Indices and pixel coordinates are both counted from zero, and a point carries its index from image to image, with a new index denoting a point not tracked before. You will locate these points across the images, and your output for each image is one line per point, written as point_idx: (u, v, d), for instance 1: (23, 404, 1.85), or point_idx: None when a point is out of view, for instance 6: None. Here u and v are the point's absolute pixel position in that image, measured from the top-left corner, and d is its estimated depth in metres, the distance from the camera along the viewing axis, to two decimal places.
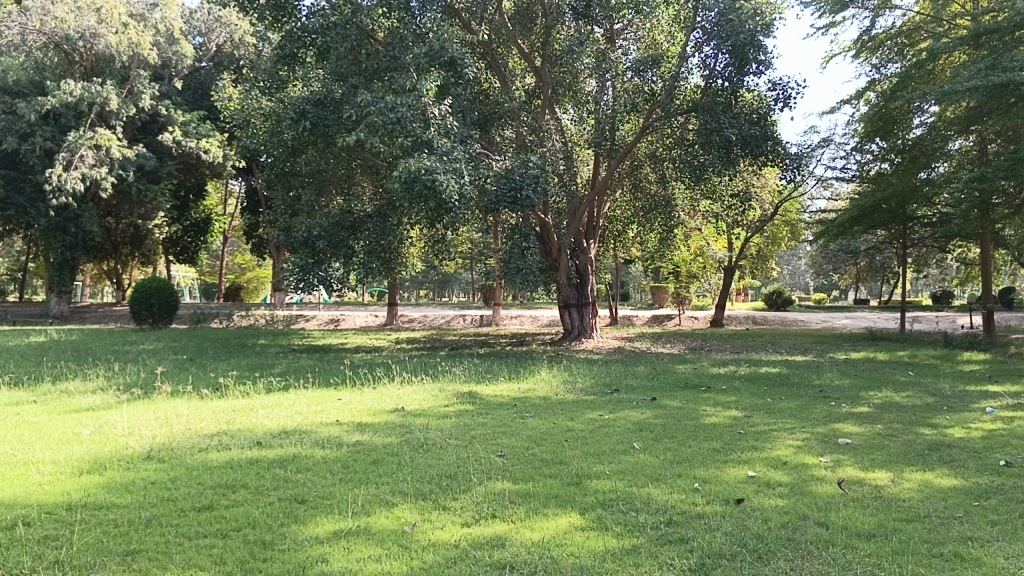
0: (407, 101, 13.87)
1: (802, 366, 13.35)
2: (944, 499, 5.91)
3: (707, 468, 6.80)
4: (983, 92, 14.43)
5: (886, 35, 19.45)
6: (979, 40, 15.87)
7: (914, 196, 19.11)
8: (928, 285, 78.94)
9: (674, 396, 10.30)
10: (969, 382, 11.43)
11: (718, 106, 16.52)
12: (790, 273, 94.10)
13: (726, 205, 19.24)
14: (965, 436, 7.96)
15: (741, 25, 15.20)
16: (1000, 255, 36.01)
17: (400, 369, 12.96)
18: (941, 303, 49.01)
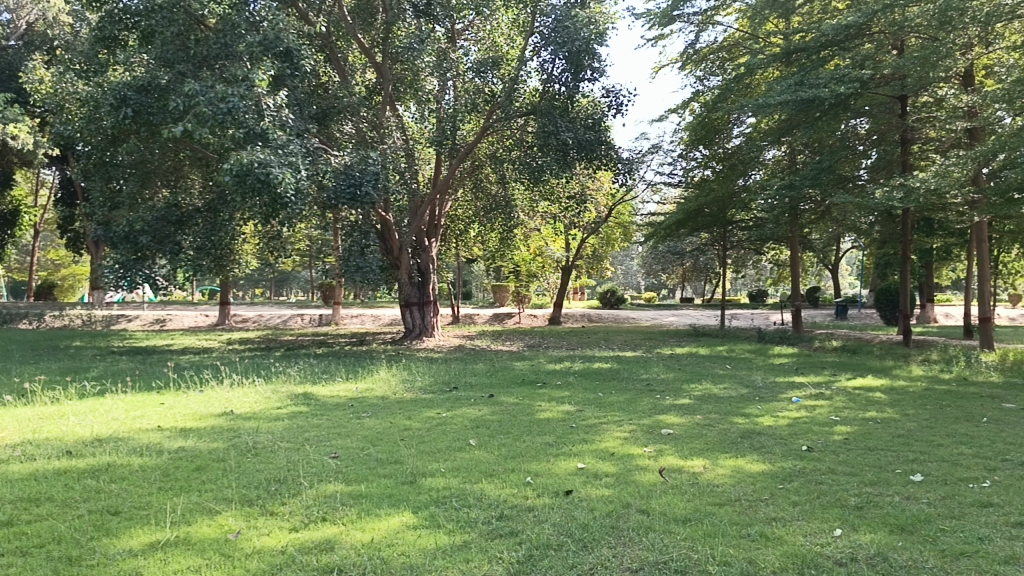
0: (239, 91, 13.28)
1: (631, 362, 13.92)
2: (753, 483, 6.36)
3: (538, 462, 6.97)
4: (793, 106, 15.66)
5: (709, 49, 20.55)
6: (790, 58, 17.03)
7: (732, 201, 20.51)
8: (745, 284, 84.74)
9: (510, 393, 10.48)
10: (778, 374, 12.35)
11: (555, 110, 16.98)
12: (624, 272, 98.27)
13: (564, 206, 19.81)
14: (774, 424, 8.58)
15: (576, 32, 15.74)
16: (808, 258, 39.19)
17: (229, 371, 12.40)
18: (758, 302, 52.74)
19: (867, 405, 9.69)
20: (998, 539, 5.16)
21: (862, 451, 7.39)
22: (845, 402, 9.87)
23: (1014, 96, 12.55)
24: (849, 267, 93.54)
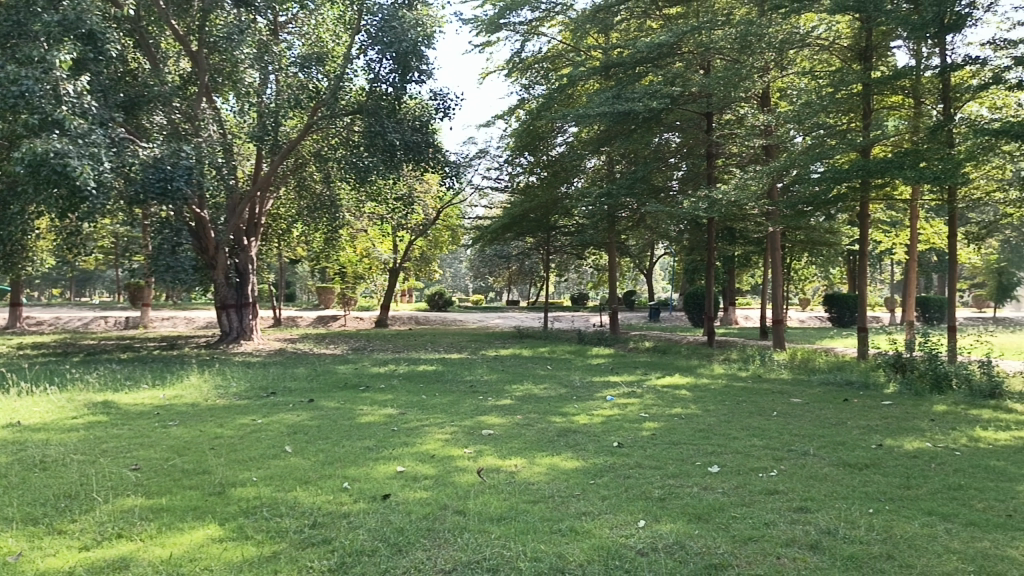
0: (31, 73, 12.14)
1: (456, 364, 14.02)
2: (566, 480, 6.58)
3: (356, 467, 6.86)
4: (611, 118, 16.35)
5: (533, 59, 20.96)
6: (609, 72, 17.61)
7: (555, 207, 21.15)
8: (568, 287, 87.84)
9: (331, 397, 10.27)
10: (595, 373, 12.88)
11: (382, 111, 16.89)
12: (452, 275, 99.01)
13: (390, 207, 19.66)
14: (588, 422, 8.92)
15: (404, 33, 15.72)
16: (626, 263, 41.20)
17: (16, 379, 11.31)
18: (580, 305, 54.76)
19: (674, 401, 10.29)
20: (781, 523, 5.63)
21: (666, 446, 7.83)
22: (654, 400, 10.42)
23: (803, 118, 13.76)
24: (659, 272, 99.26)
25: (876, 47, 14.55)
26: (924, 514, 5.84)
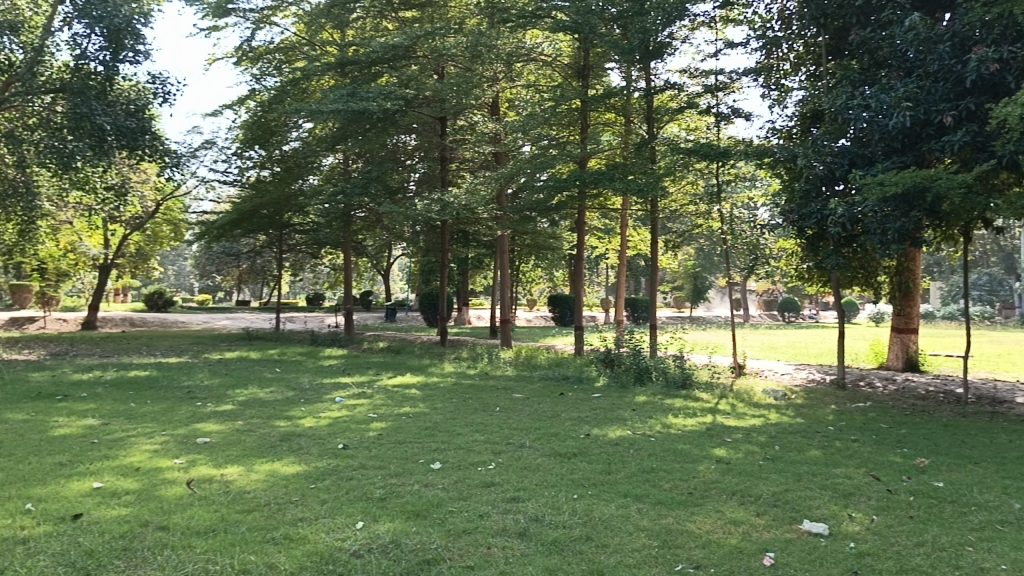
0: None
1: (173, 368, 13.07)
2: (285, 486, 6.38)
3: (44, 486, 6.13)
4: (345, 116, 16.11)
5: (265, 49, 19.96)
6: (344, 69, 17.31)
7: (288, 204, 20.43)
8: (304, 288, 85.50)
9: (19, 409, 9.11)
10: (324, 375, 12.64)
11: (90, 91, 15.42)
12: (177, 273, 92.37)
13: (100, 198, 17.85)
14: (313, 425, 8.72)
15: (116, 8, 14.60)
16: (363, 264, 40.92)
17: None
18: (316, 305, 53.53)
19: (403, 401, 10.36)
20: (494, 514, 5.88)
21: (392, 445, 7.87)
22: (383, 400, 10.43)
23: (528, 128, 14.48)
24: (397, 273, 99.92)
25: (593, 67, 15.87)
26: (620, 496, 6.40)
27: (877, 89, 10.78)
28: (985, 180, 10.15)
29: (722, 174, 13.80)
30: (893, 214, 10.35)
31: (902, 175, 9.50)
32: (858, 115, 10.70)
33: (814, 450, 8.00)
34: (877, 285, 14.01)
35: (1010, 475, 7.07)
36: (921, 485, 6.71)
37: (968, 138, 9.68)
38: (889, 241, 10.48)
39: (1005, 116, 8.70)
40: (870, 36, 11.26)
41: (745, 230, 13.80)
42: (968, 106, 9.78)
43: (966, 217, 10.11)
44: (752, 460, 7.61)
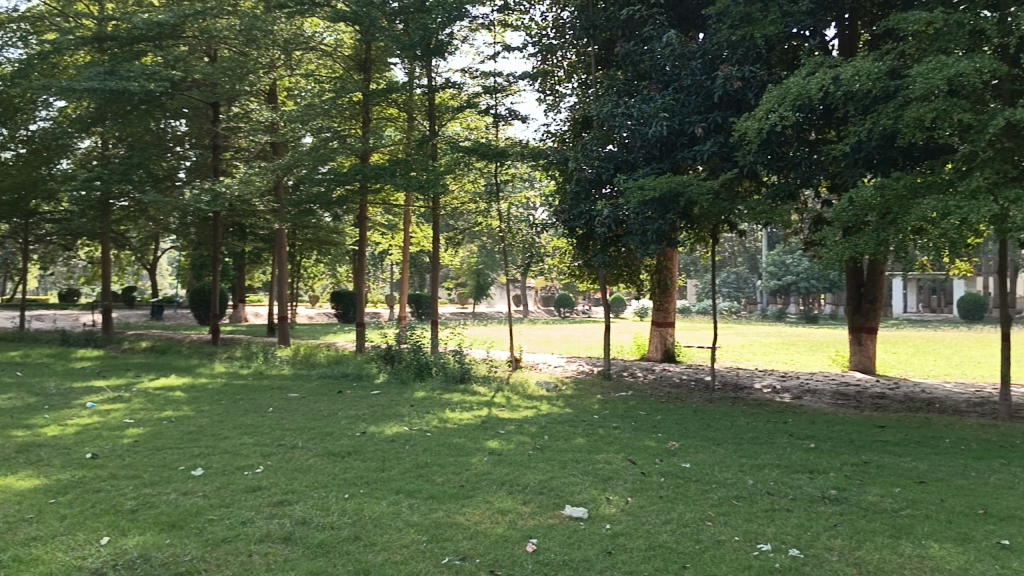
0: None
1: None
2: (18, 502, 5.73)
3: None
4: (102, 95, 14.78)
5: (6, 16, 17.80)
6: (102, 44, 15.86)
7: (34, 190, 18.40)
8: (56, 283, 77.45)
9: None
10: (75, 378, 11.53)
11: None
12: None
13: None
14: (57, 433, 7.93)
15: None
16: (126, 257, 37.81)
17: None
18: (70, 303, 48.70)
19: (165, 405, 9.68)
20: (258, 519, 5.63)
21: (149, 452, 7.33)
22: (143, 404, 9.68)
23: (306, 119, 13.98)
24: (167, 267, 93.36)
25: (375, 60, 15.86)
26: (392, 493, 6.37)
27: (640, 99, 11.56)
28: (730, 187, 11.21)
29: (500, 173, 14.21)
30: (653, 216, 11.16)
31: (660, 180, 10.26)
32: (622, 123, 11.42)
33: (579, 438, 8.43)
34: (640, 282, 15.07)
35: (745, 453, 7.85)
36: (671, 466, 7.27)
37: (716, 148, 10.65)
38: (648, 241, 11.29)
39: (744, 129, 9.68)
40: (634, 49, 12.05)
41: (522, 229, 14.92)
42: (716, 119, 10.75)
43: (714, 220, 11.12)
44: (523, 450, 7.87)
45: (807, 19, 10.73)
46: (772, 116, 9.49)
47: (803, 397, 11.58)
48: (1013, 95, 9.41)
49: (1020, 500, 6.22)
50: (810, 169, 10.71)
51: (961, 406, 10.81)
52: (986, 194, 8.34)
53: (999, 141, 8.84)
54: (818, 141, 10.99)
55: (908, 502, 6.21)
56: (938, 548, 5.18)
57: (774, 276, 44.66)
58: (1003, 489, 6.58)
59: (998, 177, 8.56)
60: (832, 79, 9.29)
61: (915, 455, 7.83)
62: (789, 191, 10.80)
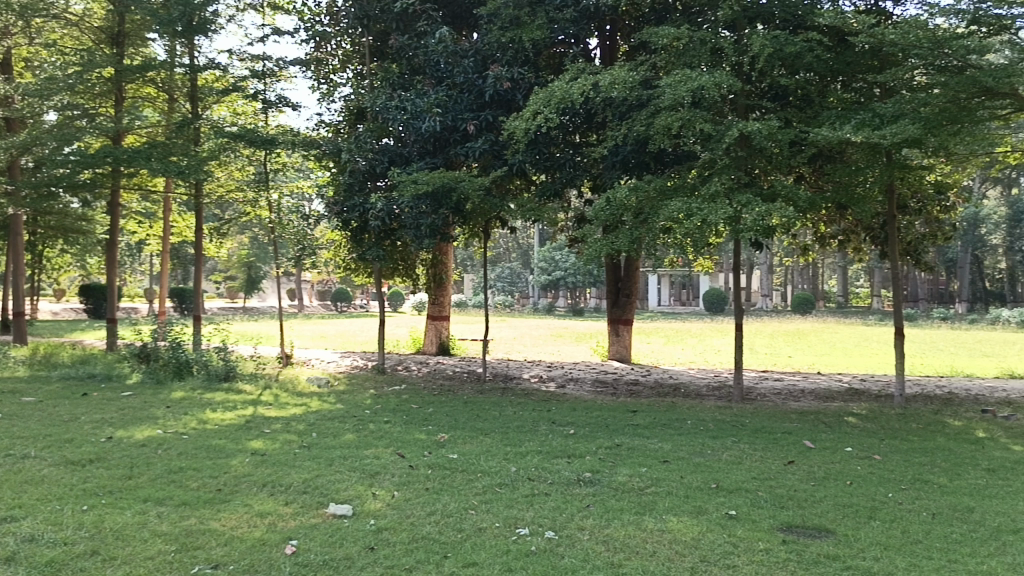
0: None
1: None
2: None
3: None
4: None
5: None
6: None
7: None
8: None
9: None
10: None
11: None
12: None
13: None
14: None
15: None
16: None
17: None
18: None
19: None
20: None
21: None
22: None
23: (46, 93, 12.63)
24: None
25: (129, 34, 14.67)
26: (139, 501, 5.90)
27: (414, 93, 11.61)
28: (501, 185, 11.57)
29: (270, 161, 13.77)
30: (426, 211, 11.27)
31: (432, 175, 10.36)
32: (396, 116, 11.40)
33: (348, 434, 8.32)
34: (415, 276, 15.13)
35: (511, 442, 8.13)
36: (439, 458, 7.36)
37: (487, 145, 10.98)
38: (422, 235, 11.38)
39: (513, 128, 10.04)
40: (408, 43, 12.09)
41: (292, 220, 13.95)
42: (487, 117, 11.10)
43: (485, 216, 11.43)
44: (288, 449, 7.63)
45: (571, 26, 11.34)
46: (538, 117, 9.91)
47: (567, 386, 12.20)
48: (746, 110, 10.50)
49: (745, 473, 6.95)
50: (574, 169, 11.32)
51: (702, 390, 11.90)
52: (722, 198, 9.25)
53: (734, 150, 9.84)
54: (582, 143, 11.63)
55: (653, 480, 6.73)
56: (676, 521, 5.65)
57: (545, 271, 46.85)
58: (733, 463, 7.31)
59: (732, 183, 9.53)
60: (593, 85, 9.83)
61: (661, 436, 8.51)
62: (555, 189, 11.33)
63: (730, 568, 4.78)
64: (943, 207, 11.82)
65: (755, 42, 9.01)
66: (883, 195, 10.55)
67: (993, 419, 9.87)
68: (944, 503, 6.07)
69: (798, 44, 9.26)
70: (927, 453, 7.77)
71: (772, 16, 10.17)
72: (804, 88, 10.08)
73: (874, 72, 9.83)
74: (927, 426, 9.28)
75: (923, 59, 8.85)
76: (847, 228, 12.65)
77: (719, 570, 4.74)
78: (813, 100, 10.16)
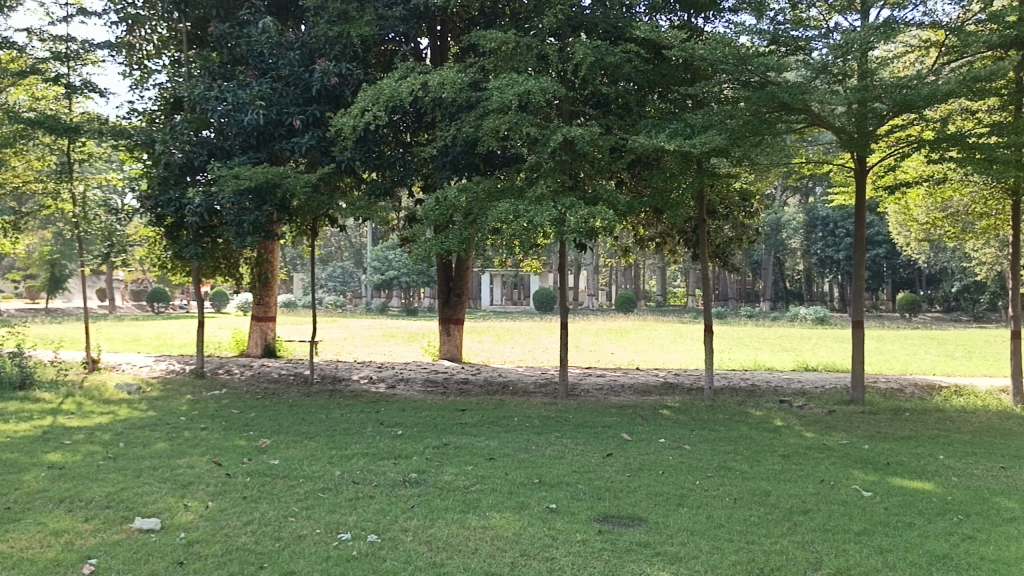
0: None
1: None
2: None
3: None
4: None
5: None
6: None
7: None
8: None
9: None
10: None
11: None
12: None
13: None
14: None
15: None
16: None
17: None
18: None
19: None
20: None
21: None
22: None
23: None
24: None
25: None
26: None
27: (236, 84, 11.14)
28: (328, 182, 11.32)
29: (74, 150, 12.79)
30: (249, 207, 10.86)
31: (255, 170, 9.98)
32: (215, 107, 10.88)
33: (160, 443, 7.84)
34: (239, 274, 14.57)
35: (336, 445, 7.97)
36: (259, 464, 7.08)
37: (314, 141, 10.77)
38: (244, 233, 10.93)
39: (340, 125, 9.87)
40: (229, 31, 11.59)
41: (98, 214, 13.11)
42: (314, 112, 10.92)
43: (312, 213, 11.15)
44: (91, 461, 7.09)
45: (401, 24, 11.33)
46: (366, 114, 9.80)
47: (397, 386, 12.11)
48: (570, 115, 10.86)
49: (566, 467, 7.18)
50: (404, 168, 11.28)
51: (529, 387, 12.18)
52: (547, 200, 9.52)
53: (559, 154, 10.15)
54: (412, 142, 11.60)
55: (478, 477, 6.80)
56: (499, 517, 5.74)
57: (378, 271, 46.14)
58: (555, 458, 7.54)
59: (557, 186, 9.83)
60: (422, 85, 9.84)
61: (488, 434, 8.63)
62: (384, 188, 11.23)
63: (549, 561, 4.90)
64: (747, 213, 12.75)
65: (578, 50, 9.36)
66: (695, 201, 11.24)
67: (789, 408, 10.76)
68: (744, 487, 6.55)
69: (618, 54, 9.70)
70: (731, 442, 8.34)
71: (594, 27, 10.60)
72: (624, 97, 10.56)
73: (687, 85, 10.46)
74: (732, 416, 9.97)
75: (729, 74, 9.52)
76: (664, 231, 13.36)
77: (539, 563, 4.85)
78: (632, 109, 10.67)
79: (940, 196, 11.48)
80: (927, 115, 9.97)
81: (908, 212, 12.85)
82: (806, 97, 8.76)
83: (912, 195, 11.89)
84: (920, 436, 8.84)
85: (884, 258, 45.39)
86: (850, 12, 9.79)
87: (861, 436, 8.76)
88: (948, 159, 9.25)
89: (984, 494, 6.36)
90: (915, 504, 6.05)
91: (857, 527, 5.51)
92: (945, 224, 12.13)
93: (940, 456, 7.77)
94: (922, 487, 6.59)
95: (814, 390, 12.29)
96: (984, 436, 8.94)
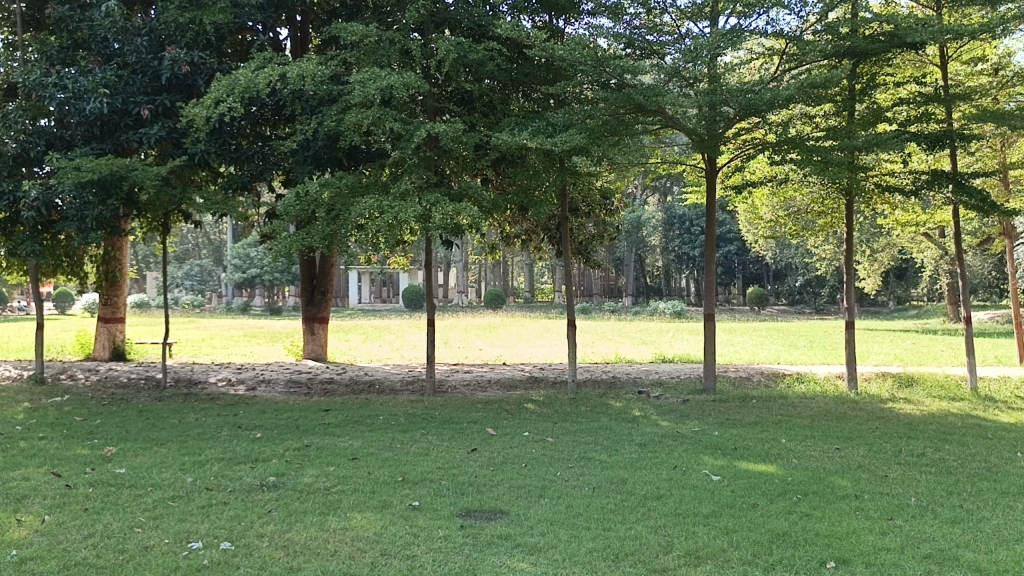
0: None
1: None
2: None
3: None
4: None
5: None
6: None
7: None
8: None
9: None
10: None
11: None
12: None
13: None
14: None
15: None
16: None
17: None
18: None
19: None
20: None
21: None
22: None
23: None
24: None
25: None
26: None
27: (76, 70, 10.45)
28: (179, 175, 10.83)
29: None
30: (93, 201, 10.24)
31: (98, 162, 9.41)
32: (53, 94, 10.16)
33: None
34: (84, 272, 13.77)
35: (188, 450, 7.62)
36: (103, 474, 6.66)
37: (164, 132, 10.30)
38: (87, 228, 10.27)
39: (192, 115, 9.42)
40: (69, 14, 10.88)
41: None
42: (164, 102, 10.45)
43: (163, 208, 10.60)
44: None
45: (257, 14, 11.00)
46: (220, 105, 9.39)
47: (257, 388, 11.70)
48: (434, 112, 10.84)
49: (430, 464, 7.14)
50: (263, 162, 10.88)
51: (395, 385, 12.06)
52: (412, 196, 9.47)
53: (423, 150, 10.13)
54: (271, 135, 11.23)
55: (339, 478, 6.66)
56: (359, 518, 5.64)
57: (239, 268, 44.43)
58: (418, 455, 7.50)
59: (422, 182, 9.79)
60: (280, 76, 9.56)
61: (351, 433, 8.49)
62: (242, 181, 10.72)
63: (410, 559, 4.86)
64: (609, 211, 13.14)
65: (442, 45, 9.35)
66: (558, 198, 11.44)
67: (646, 398, 11.14)
68: (602, 476, 6.74)
69: (481, 52, 9.80)
70: (591, 433, 8.55)
71: (457, 23, 10.65)
72: (488, 94, 10.64)
73: (549, 84, 10.68)
74: (593, 408, 10.24)
75: (589, 75, 9.76)
76: (529, 228, 13.53)
77: (399, 561, 4.80)
78: (496, 106, 10.78)
79: (783, 196, 12.21)
80: (770, 119, 10.63)
81: (755, 210, 13.64)
82: (659, 99, 9.07)
83: (758, 194, 12.58)
84: (765, 422, 9.37)
85: (736, 254, 47.86)
86: (700, 19, 10.27)
87: (712, 424, 9.20)
88: (789, 161, 9.88)
89: (821, 474, 6.81)
90: (759, 486, 6.40)
91: (706, 510, 5.77)
92: (787, 222, 12.85)
93: (783, 440, 8.26)
94: (765, 469, 6.99)
95: (670, 381, 12.82)
96: (821, 419, 9.59)
